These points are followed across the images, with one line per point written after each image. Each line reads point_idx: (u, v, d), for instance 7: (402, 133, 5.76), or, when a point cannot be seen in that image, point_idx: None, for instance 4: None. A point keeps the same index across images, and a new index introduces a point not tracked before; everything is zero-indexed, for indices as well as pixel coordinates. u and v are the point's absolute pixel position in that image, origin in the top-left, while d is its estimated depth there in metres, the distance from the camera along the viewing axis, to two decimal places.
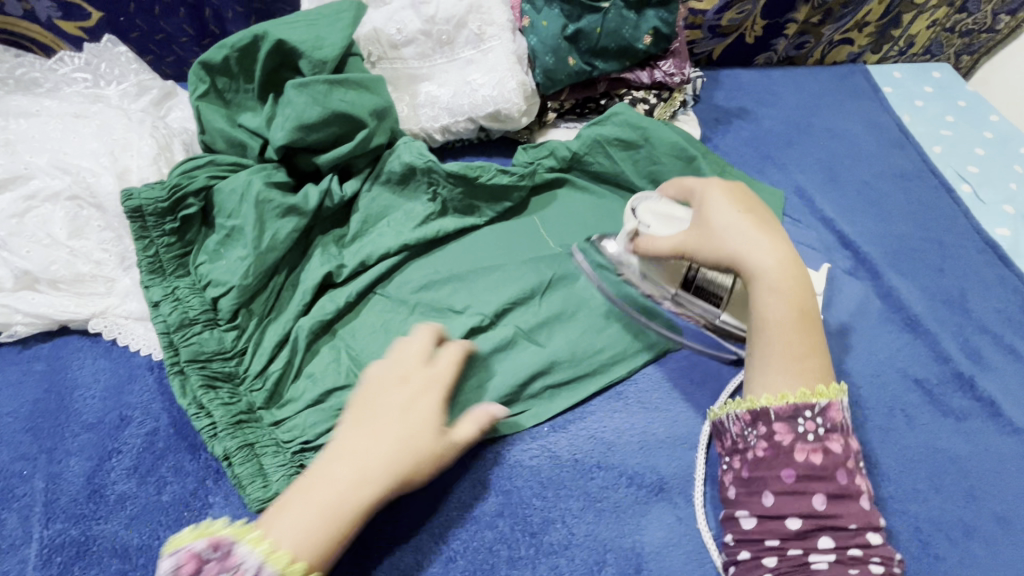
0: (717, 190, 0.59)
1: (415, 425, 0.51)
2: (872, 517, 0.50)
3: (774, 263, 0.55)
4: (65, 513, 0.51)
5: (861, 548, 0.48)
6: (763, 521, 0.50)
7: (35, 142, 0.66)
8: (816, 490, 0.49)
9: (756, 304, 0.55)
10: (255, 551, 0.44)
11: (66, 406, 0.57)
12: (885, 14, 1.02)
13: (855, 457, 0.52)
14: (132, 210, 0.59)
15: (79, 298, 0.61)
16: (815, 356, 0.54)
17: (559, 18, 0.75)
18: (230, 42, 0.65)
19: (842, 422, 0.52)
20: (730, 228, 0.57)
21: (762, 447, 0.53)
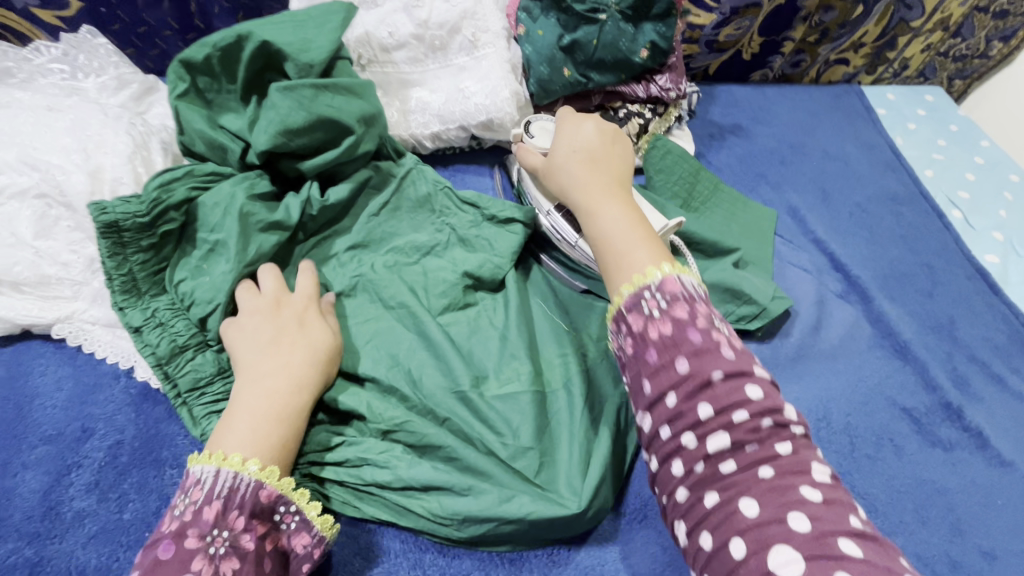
0: (578, 117, 0.65)
1: (316, 330, 0.58)
2: (739, 363, 0.46)
3: (597, 180, 0.59)
4: (17, 533, 0.48)
5: (747, 409, 0.44)
6: (654, 417, 0.46)
7: (3, 136, 0.63)
8: (678, 360, 0.46)
9: (588, 217, 0.57)
10: (208, 466, 0.47)
11: (25, 415, 0.54)
12: (881, 36, 1.02)
13: (707, 314, 0.48)
14: (105, 225, 0.54)
15: (44, 302, 0.58)
16: (650, 249, 0.52)
17: (555, 28, 0.73)
18: (212, 41, 0.62)
19: (682, 291, 0.49)
20: (568, 149, 0.62)
21: (626, 343, 0.49)
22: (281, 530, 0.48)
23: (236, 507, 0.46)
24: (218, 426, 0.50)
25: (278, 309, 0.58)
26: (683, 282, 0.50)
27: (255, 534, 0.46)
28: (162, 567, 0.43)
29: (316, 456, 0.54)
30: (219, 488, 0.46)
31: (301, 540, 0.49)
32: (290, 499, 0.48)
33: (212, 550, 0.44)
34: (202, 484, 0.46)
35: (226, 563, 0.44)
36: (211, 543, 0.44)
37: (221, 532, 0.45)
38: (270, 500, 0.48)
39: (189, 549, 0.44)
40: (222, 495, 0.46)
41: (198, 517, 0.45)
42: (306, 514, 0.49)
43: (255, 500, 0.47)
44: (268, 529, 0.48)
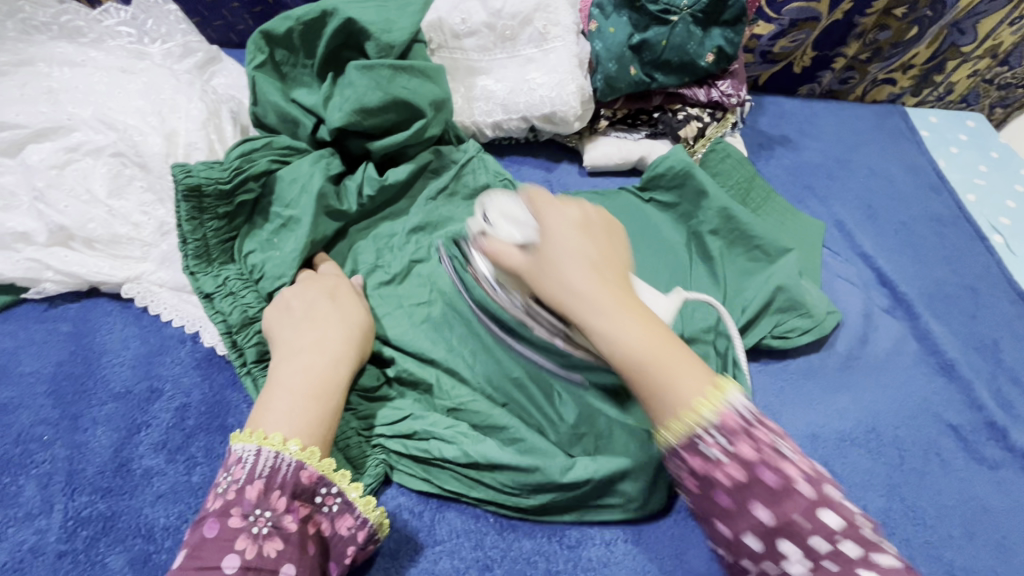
0: (559, 211, 0.49)
1: (351, 306, 0.56)
2: (822, 499, 0.38)
3: (608, 296, 0.45)
4: (91, 486, 0.48)
5: (831, 539, 0.36)
6: (733, 553, 0.39)
7: (79, 94, 0.63)
8: (753, 506, 0.38)
9: (604, 340, 0.44)
10: (249, 445, 0.44)
11: (94, 370, 0.54)
12: (931, 59, 1.03)
13: (771, 441, 0.39)
14: (189, 189, 0.54)
15: (114, 260, 0.58)
16: (696, 378, 0.42)
17: (627, 26, 0.74)
18: (296, 15, 0.63)
19: (743, 424, 0.40)
20: (566, 256, 0.47)
21: (690, 482, 0.40)
22: (324, 513, 0.46)
23: (279, 487, 0.43)
24: (256, 407, 0.48)
25: (307, 285, 0.56)
26: (744, 416, 0.40)
27: (297, 515, 0.44)
28: (207, 545, 0.41)
29: (384, 432, 0.55)
30: (260, 468, 0.43)
31: (344, 523, 0.46)
32: (332, 480, 0.46)
33: (255, 530, 0.42)
34: (243, 463, 0.43)
35: (269, 544, 0.42)
36: (254, 523, 0.42)
37: (264, 513, 0.43)
38: (311, 481, 0.45)
39: (232, 529, 0.42)
40: (264, 475, 0.43)
41: (241, 496, 0.43)
42: (348, 495, 0.46)
43: (297, 481, 0.44)
44: (310, 511, 0.45)
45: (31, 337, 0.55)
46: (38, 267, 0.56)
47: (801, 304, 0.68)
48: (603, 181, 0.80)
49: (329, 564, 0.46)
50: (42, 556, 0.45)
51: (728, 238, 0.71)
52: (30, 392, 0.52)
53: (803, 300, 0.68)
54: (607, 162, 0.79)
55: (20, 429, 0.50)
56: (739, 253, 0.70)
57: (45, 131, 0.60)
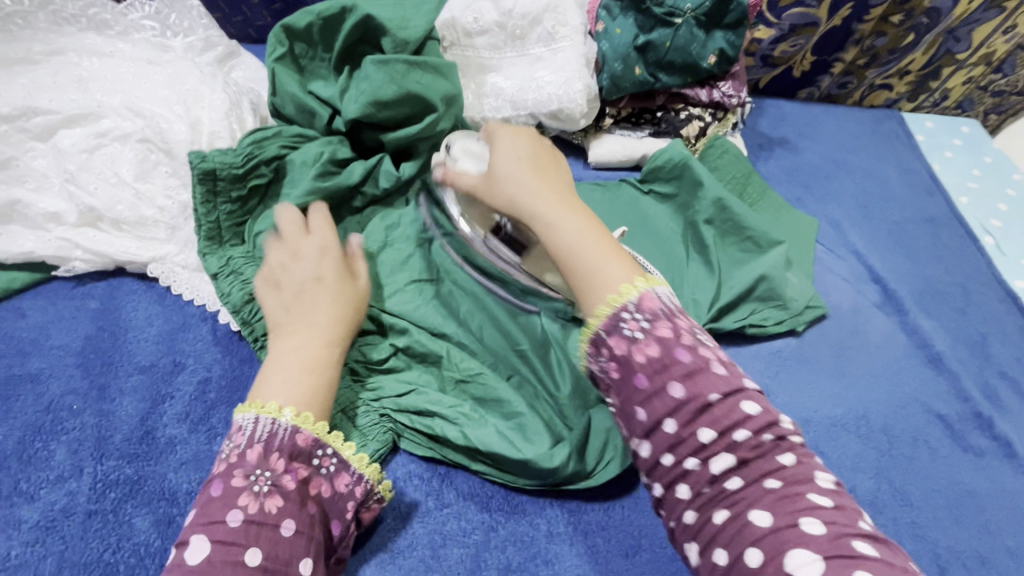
0: (508, 136, 0.60)
1: (341, 279, 0.56)
2: (731, 380, 0.45)
3: (550, 200, 0.54)
4: (118, 452, 0.51)
5: (747, 426, 0.43)
6: (654, 442, 0.44)
7: (107, 82, 0.66)
8: (670, 385, 0.44)
9: (546, 229, 0.53)
10: (249, 415, 0.47)
11: (120, 345, 0.57)
12: (927, 65, 1.06)
13: (689, 328, 0.47)
14: (204, 173, 0.57)
15: (140, 242, 0.61)
16: (623, 264, 0.50)
17: (633, 27, 0.77)
18: (317, 11, 0.66)
19: (661, 307, 0.47)
20: (511, 170, 0.57)
21: (612, 368, 0.47)
22: (323, 474, 0.47)
23: (277, 450, 0.46)
24: (257, 379, 0.50)
25: (292, 266, 0.56)
26: (660, 297, 0.48)
27: (296, 475, 0.46)
28: (213, 505, 0.44)
29: (391, 402, 0.57)
30: (259, 432, 0.46)
31: (343, 481, 0.48)
32: (326, 442, 0.48)
33: (256, 489, 0.44)
34: (243, 430, 0.46)
35: (270, 501, 0.44)
36: (255, 483, 0.44)
37: (264, 473, 0.45)
38: (308, 443, 0.47)
39: (235, 487, 0.44)
40: (262, 439, 0.46)
41: (242, 459, 0.45)
42: (343, 454, 0.49)
43: (293, 443, 0.46)
44: (309, 473, 0.47)
45: (61, 313, 0.58)
46: (69, 247, 0.59)
47: (778, 295, 0.71)
48: (607, 176, 0.83)
49: (333, 523, 0.47)
50: (73, 515, 0.48)
51: (722, 228, 0.73)
52: (60, 364, 0.55)
53: (783, 292, 0.71)
54: (611, 158, 0.82)
55: (52, 398, 0.53)
56: (732, 242, 0.73)
57: (76, 117, 0.62)
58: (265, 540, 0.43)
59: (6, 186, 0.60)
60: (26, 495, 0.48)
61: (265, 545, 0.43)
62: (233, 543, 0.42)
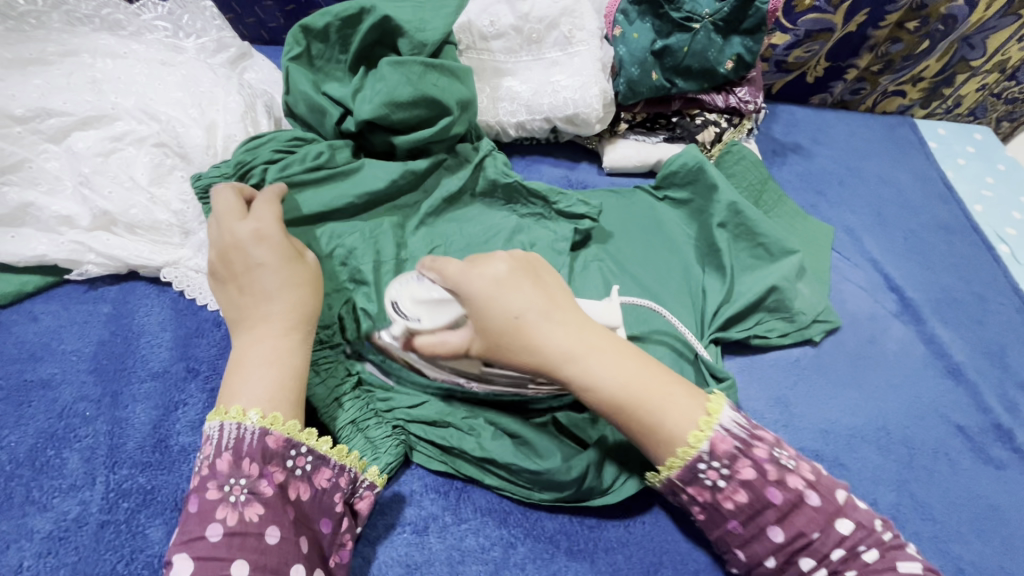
0: (489, 281, 0.48)
1: (283, 266, 0.51)
2: (825, 504, 0.45)
3: (577, 354, 0.47)
4: (131, 460, 0.50)
5: (844, 544, 0.45)
6: (751, 568, 0.47)
7: (120, 84, 0.65)
8: (767, 527, 0.46)
9: (587, 389, 0.47)
10: (214, 423, 0.45)
11: (133, 350, 0.56)
12: (941, 72, 1.05)
13: (774, 458, 0.46)
14: (203, 190, 0.59)
15: (153, 245, 0.60)
16: (677, 403, 0.47)
17: (650, 32, 0.77)
18: (335, 11, 0.65)
19: (737, 446, 0.46)
20: (516, 328, 0.47)
21: (697, 511, 0.48)
22: (300, 475, 0.46)
23: (247, 456, 0.44)
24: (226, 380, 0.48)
25: (234, 261, 0.52)
26: (725, 434, 0.46)
27: (272, 479, 0.45)
28: (192, 520, 0.43)
29: (403, 413, 0.56)
30: (226, 440, 0.44)
31: (323, 475, 0.48)
32: (299, 441, 0.47)
33: (233, 499, 0.43)
34: (210, 440, 0.45)
35: (249, 510, 0.43)
36: (231, 493, 0.43)
37: (238, 482, 0.44)
38: (279, 444, 0.45)
39: (211, 501, 0.43)
40: (230, 447, 0.44)
41: (214, 470, 0.44)
42: (319, 449, 0.48)
43: (263, 447, 0.45)
44: (285, 475, 0.46)
45: (74, 318, 0.58)
46: (82, 250, 0.58)
47: (786, 307, 0.70)
48: (622, 182, 0.83)
49: (323, 520, 0.47)
50: (85, 526, 0.47)
51: (738, 234, 0.72)
52: (71, 369, 0.55)
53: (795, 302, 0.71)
54: (627, 164, 0.81)
55: (64, 405, 0.52)
56: (746, 248, 0.72)
57: (90, 119, 0.62)
58: (250, 550, 0.42)
59: (20, 188, 0.59)
60: (38, 504, 0.47)
61: (251, 555, 0.41)
62: (217, 557, 0.41)
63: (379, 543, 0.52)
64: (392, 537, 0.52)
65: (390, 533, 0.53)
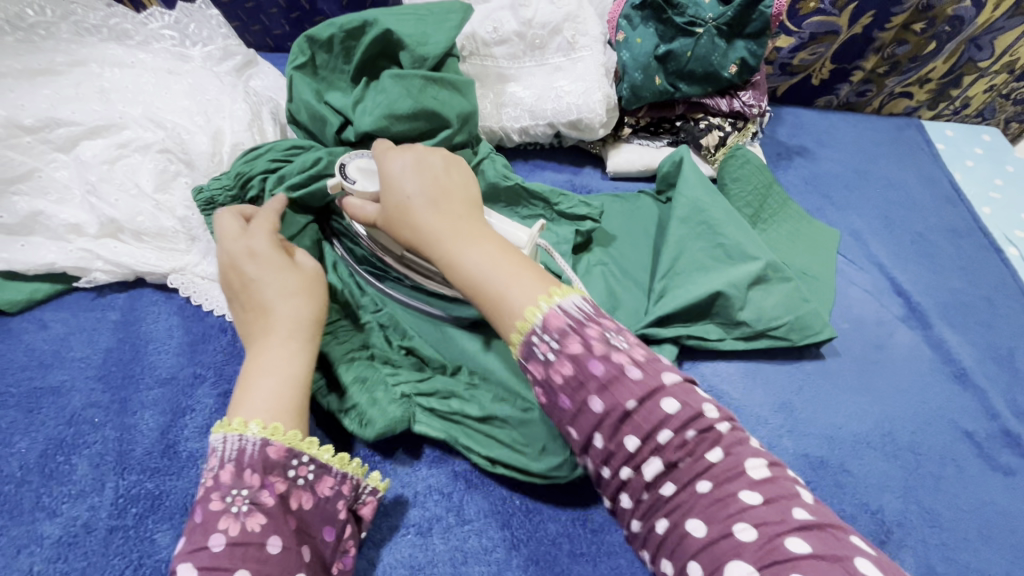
0: (398, 161, 0.53)
1: (273, 275, 0.53)
2: (648, 381, 0.43)
3: (444, 232, 0.50)
4: (139, 466, 0.51)
5: (670, 428, 0.42)
6: (597, 463, 0.44)
7: (128, 93, 0.66)
8: (590, 400, 0.43)
9: (452, 266, 0.49)
10: (219, 435, 0.45)
11: (141, 357, 0.57)
12: (948, 73, 1.04)
13: (602, 335, 0.44)
14: (204, 202, 0.59)
15: (160, 252, 0.61)
16: (528, 284, 0.46)
17: (654, 37, 0.77)
18: (339, 23, 0.66)
19: (571, 322, 0.44)
20: (403, 200, 0.51)
21: (541, 395, 0.46)
22: (302, 485, 0.46)
23: (249, 466, 0.44)
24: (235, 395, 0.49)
25: (233, 278, 0.53)
26: (570, 311, 0.44)
27: (274, 490, 0.44)
28: (195, 531, 0.42)
29: (409, 385, 0.57)
30: (228, 452, 0.44)
31: (326, 484, 0.47)
32: (299, 450, 0.46)
33: (235, 510, 0.42)
34: (215, 451, 0.45)
35: (252, 520, 0.42)
36: (233, 503, 0.43)
37: (240, 492, 0.43)
38: (280, 455, 0.45)
39: (214, 512, 0.42)
40: (233, 457, 0.44)
41: (217, 481, 0.44)
42: (320, 457, 0.47)
43: (264, 457, 0.44)
44: (287, 485, 0.45)
45: (83, 325, 0.58)
46: (90, 258, 0.59)
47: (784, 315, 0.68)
48: (625, 186, 0.83)
49: (327, 528, 0.47)
50: (94, 531, 0.47)
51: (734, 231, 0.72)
52: (81, 375, 0.55)
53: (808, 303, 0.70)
54: (631, 168, 0.81)
55: (74, 411, 0.53)
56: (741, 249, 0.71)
57: (98, 128, 0.62)
58: (251, 560, 0.41)
59: (29, 197, 0.60)
60: (48, 509, 0.48)
61: (252, 566, 0.41)
62: (220, 568, 0.40)
63: (384, 546, 0.52)
64: (395, 539, 0.52)
65: (393, 535, 0.53)
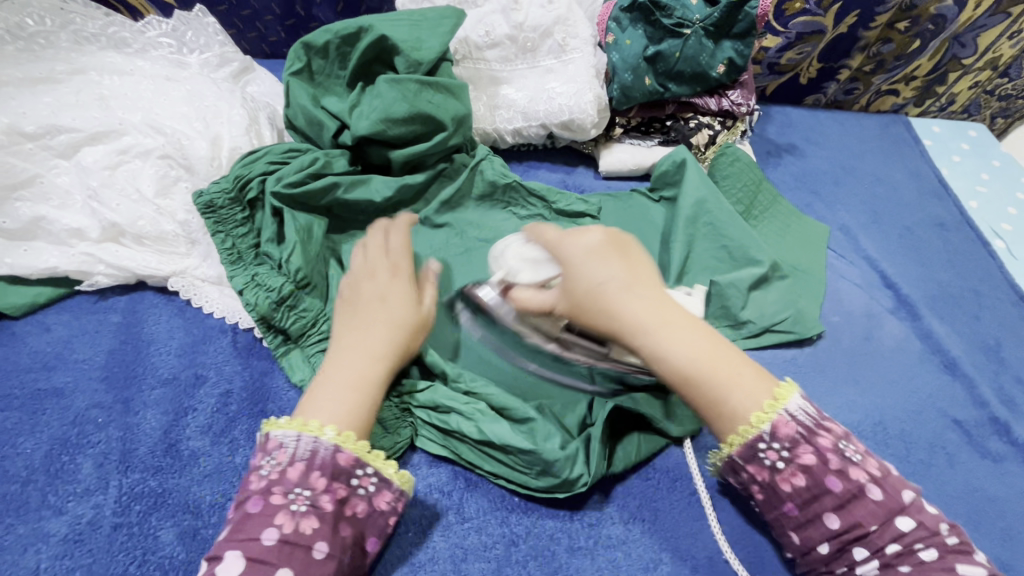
0: (584, 249, 0.52)
1: (399, 298, 0.55)
2: (889, 500, 0.45)
3: (653, 325, 0.49)
4: (143, 465, 0.52)
5: (900, 540, 0.44)
6: (805, 551, 0.48)
7: (128, 100, 0.67)
8: (825, 514, 0.46)
9: (653, 358, 0.48)
10: (289, 431, 0.47)
11: (143, 359, 0.58)
12: (933, 71, 1.06)
13: (836, 449, 0.46)
14: (205, 206, 0.60)
15: (160, 255, 0.62)
16: (745, 384, 0.47)
17: (642, 39, 0.79)
18: (334, 29, 0.67)
19: (802, 433, 0.46)
20: (599, 289, 0.50)
21: (759, 493, 0.49)
22: (361, 495, 0.47)
23: (317, 469, 0.46)
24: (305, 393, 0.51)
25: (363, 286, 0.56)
26: (791, 417, 0.46)
27: (333, 496, 0.46)
28: (251, 520, 0.44)
29: (409, 397, 0.58)
30: (301, 451, 0.46)
31: (383, 497, 0.48)
32: (366, 461, 0.47)
33: (293, 507, 0.44)
34: (285, 448, 0.46)
35: (305, 521, 0.44)
36: (293, 501, 0.45)
37: (303, 491, 0.45)
38: (348, 463, 0.46)
39: (274, 505, 0.44)
40: (305, 457, 0.46)
41: (283, 476, 0.46)
42: (383, 471, 0.48)
43: (333, 463, 0.46)
44: (347, 493, 0.46)
45: (85, 327, 0.59)
46: (91, 262, 0.60)
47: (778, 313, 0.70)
48: (618, 185, 0.84)
49: (371, 539, 0.48)
50: (98, 528, 0.48)
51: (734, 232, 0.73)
52: (83, 377, 0.56)
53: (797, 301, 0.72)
54: (622, 167, 0.83)
55: (77, 412, 0.54)
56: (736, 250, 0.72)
57: (99, 135, 0.64)
58: (297, 561, 0.43)
59: (31, 203, 0.61)
60: (53, 508, 0.49)
61: (296, 566, 0.43)
62: (266, 562, 0.42)
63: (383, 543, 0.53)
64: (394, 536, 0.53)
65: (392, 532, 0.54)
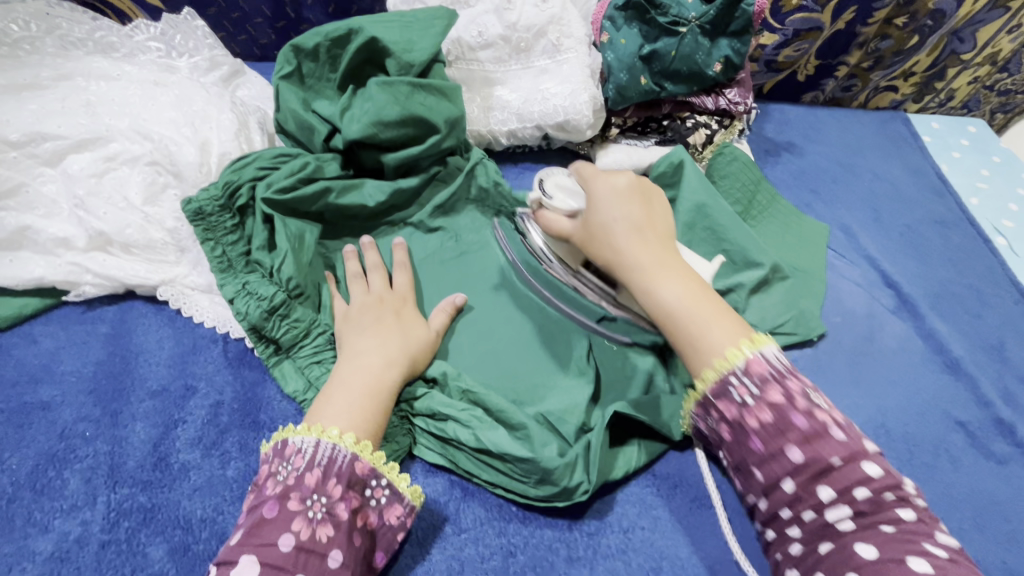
0: (609, 188, 0.60)
1: (410, 320, 0.58)
2: (852, 444, 0.47)
3: (647, 263, 0.56)
4: (132, 479, 0.51)
5: (867, 486, 0.45)
6: (769, 495, 0.49)
7: (114, 106, 0.66)
8: (788, 449, 0.47)
9: (647, 292, 0.55)
10: (308, 437, 0.48)
11: (131, 370, 0.57)
12: (931, 66, 1.05)
13: (803, 392, 0.49)
14: (193, 213, 0.58)
15: (149, 265, 0.60)
16: (724, 325, 0.52)
17: (637, 37, 0.78)
18: (324, 32, 0.66)
19: (772, 372, 0.49)
20: (613, 223, 0.58)
21: (727, 430, 0.51)
22: (373, 506, 0.48)
23: (335, 476, 0.46)
24: (317, 400, 0.51)
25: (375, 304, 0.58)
26: (769, 360, 0.50)
27: (349, 504, 0.46)
28: (265, 526, 0.44)
29: (407, 405, 0.57)
30: (319, 457, 0.47)
31: (394, 511, 0.49)
32: (382, 473, 0.48)
33: (310, 514, 0.45)
34: (303, 453, 0.47)
35: (321, 529, 0.44)
36: (310, 508, 0.45)
37: (320, 498, 0.45)
38: (364, 472, 0.47)
39: (290, 511, 0.44)
40: (322, 464, 0.46)
41: (300, 482, 0.46)
42: (396, 485, 0.49)
43: (350, 471, 0.47)
44: (360, 503, 0.47)
45: (73, 338, 0.58)
46: (79, 272, 0.59)
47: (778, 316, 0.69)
48: None
49: (377, 554, 0.48)
50: (86, 545, 0.47)
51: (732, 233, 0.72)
52: (71, 389, 0.55)
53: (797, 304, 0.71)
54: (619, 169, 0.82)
55: (64, 425, 0.53)
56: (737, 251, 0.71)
57: (85, 142, 0.62)
58: (312, 569, 0.43)
59: (17, 213, 0.60)
60: (40, 525, 0.48)
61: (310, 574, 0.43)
62: (282, 568, 0.42)
63: None
64: None
65: None
